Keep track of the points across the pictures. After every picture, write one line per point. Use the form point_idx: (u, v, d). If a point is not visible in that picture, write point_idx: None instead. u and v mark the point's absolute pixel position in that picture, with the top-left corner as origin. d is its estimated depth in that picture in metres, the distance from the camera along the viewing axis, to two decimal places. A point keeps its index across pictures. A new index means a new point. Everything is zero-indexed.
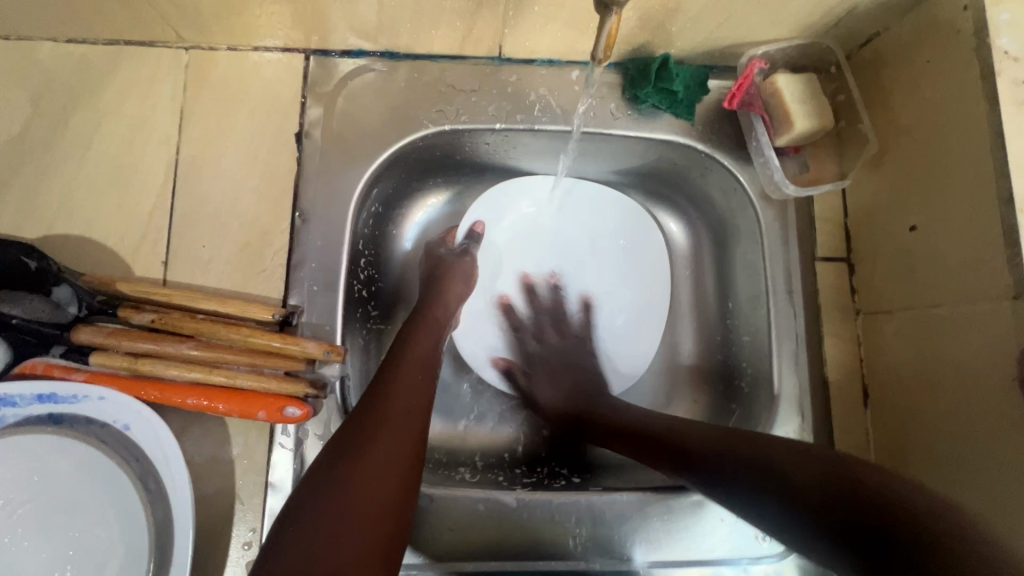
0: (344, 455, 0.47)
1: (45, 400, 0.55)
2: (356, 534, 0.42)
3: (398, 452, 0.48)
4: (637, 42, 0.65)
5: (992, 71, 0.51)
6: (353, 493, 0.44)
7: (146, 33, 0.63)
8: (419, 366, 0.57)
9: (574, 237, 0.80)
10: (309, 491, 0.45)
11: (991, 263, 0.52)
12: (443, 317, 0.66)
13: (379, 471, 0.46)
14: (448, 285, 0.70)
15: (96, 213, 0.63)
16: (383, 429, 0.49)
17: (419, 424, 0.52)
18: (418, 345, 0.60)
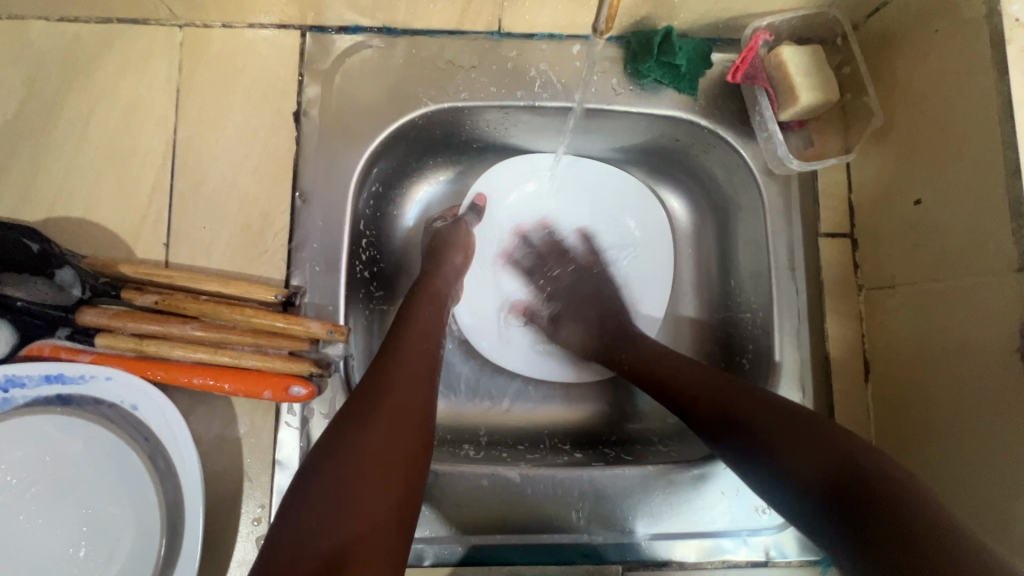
0: (350, 431, 0.47)
1: (53, 380, 0.56)
2: (363, 510, 0.43)
3: (404, 429, 0.48)
4: (639, 14, 0.63)
5: (1002, 39, 0.50)
6: (360, 465, 0.45)
7: (140, 9, 0.62)
8: (422, 342, 0.57)
9: (576, 214, 0.80)
10: (316, 466, 0.45)
11: (995, 236, 0.51)
12: (447, 296, 0.66)
13: (384, 446, 0.47)
14: (451, 263, 0.69)
15: (95, 195, 0.63)
16: (387, 404, 0.49)
17: (424, 395, 0.52)
18: (422, 321, 0.60)
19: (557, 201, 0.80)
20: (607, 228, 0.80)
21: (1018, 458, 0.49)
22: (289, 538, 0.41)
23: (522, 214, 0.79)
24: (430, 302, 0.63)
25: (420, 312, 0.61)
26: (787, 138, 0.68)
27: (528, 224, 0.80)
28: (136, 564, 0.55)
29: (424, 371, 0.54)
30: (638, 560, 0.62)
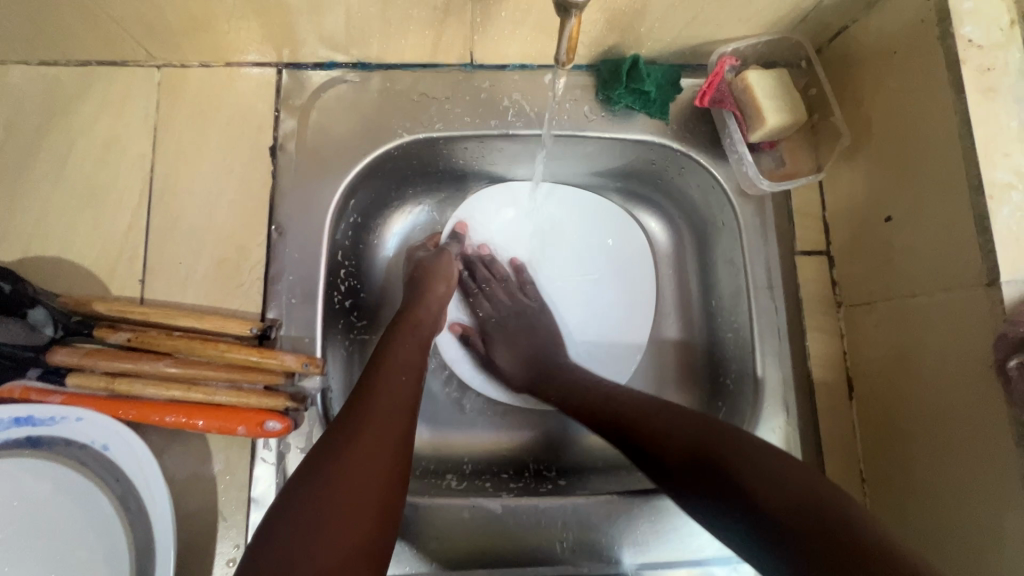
0: (322, 467, 0.46)
1: (22, 423, 0.54)
2: (327, 554, 0.41)
3: (378, 460, 0.47)
4: (607, 43, 0.65)
5: (957, 59, 0.51)
6: (330, 502, 0.44)
7: (118, 52, 0.64)
8: (403, 367, 0.57)
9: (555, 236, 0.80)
10: (286, 504, 0.44)
11: (966, 250, 0.51)
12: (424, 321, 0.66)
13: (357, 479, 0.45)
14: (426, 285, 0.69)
15: (71, 233, 0.63)
16: (364, 435, 0.48)
17: (403, 424, 0.52)
18: (399, 347, 0.59)
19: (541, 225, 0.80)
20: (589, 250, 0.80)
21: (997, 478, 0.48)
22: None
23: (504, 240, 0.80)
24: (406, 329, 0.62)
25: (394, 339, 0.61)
26: (759, 159, 0.69)
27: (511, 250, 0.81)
28: None
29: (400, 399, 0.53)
30: None
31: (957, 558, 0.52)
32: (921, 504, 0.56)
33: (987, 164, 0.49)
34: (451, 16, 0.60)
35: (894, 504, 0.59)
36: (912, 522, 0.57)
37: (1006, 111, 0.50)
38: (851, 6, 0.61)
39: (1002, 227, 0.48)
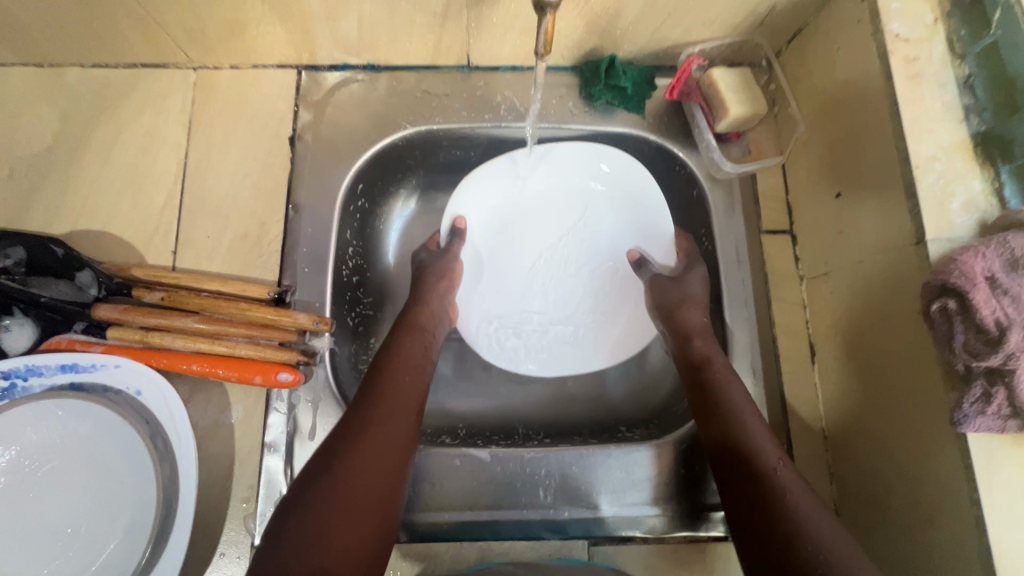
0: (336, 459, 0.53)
1: (68, 369, 0.62)
2: (344, 534, 0.49)
3: (385, 460, 0.54)
4: (587, 46, 0.74)
5: (886, 51, 0.59)
6: (343, 493, 0.51)
7: (162, 56, 0.74)
8: (409, 367, 0.63)
9: (552, 198, 0.80)
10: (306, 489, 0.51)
11: (899, 214, 0.57)
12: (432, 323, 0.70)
13: (364, 476, 0.52)
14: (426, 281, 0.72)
15: (113, 210, 0.72)
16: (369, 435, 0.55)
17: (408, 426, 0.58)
18: (405, 355, 0.64)
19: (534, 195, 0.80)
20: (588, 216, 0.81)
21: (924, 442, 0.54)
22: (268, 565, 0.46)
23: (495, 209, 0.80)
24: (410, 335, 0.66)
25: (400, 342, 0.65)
26: (727, 148, 0.76)
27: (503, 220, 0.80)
28: (131, 538, 0.60)
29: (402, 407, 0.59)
30: (602, 533, 0.65)
31: (904, 504, 0.57)
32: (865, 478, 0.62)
33: (914, 140, 0.57)
34: (449, 21, 0.69)
35: (848, 457, 0.65)
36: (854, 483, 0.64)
37: (930, 95, 0.58)
38: (801, 11, 0.69)
39: (926, 193, 0.55)
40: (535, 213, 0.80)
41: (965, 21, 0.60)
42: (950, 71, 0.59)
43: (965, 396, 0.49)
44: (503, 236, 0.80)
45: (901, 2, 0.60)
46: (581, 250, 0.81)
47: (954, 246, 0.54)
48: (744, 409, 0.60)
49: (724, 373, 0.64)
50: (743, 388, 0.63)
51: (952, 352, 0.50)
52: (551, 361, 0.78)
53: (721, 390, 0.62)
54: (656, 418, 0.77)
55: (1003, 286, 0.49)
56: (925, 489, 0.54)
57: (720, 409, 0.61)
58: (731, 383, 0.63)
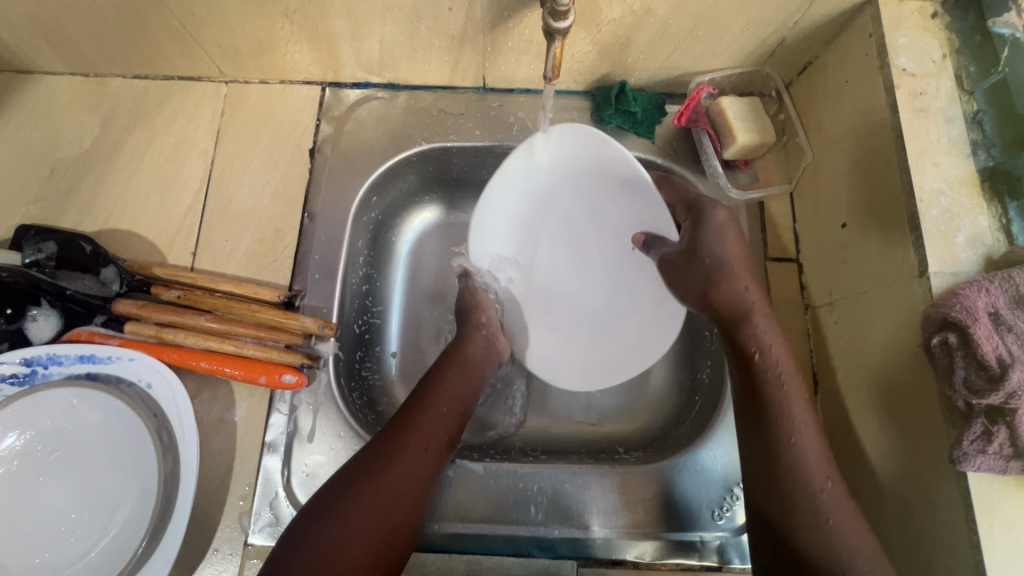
0: (393, 447, 0.56)
1: (85, 359, 0.65)
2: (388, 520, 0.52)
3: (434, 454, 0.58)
4: (600, 72, 0.76)
5: (892, 84, 0.60)
6: (393, 483, 0.54)
7: (197, 70, 0.78)
8: (469, 372, 0.66)
9: (556, 182, 0.73)
10: (361, 471, 0.54)
11: (903, 247, 0.57)
12: (476, 374, 0.67)
13: (416, 468, 0.56)
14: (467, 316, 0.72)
15: (140, 212, 0.76)
16: (426, 428, 0.58)
17: (456, 424, 0.62)
18: (438, 410, 0.60)
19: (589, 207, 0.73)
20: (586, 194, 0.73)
21: (925, 485, 0.53)
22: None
23: (546, 202, 0.75)
24: (444, 394, 0.62)
25: (436, 399, 0.61)
26: (734, 175, 0.77)
27: (551, 216, 0.75)
28: (129, 529, 0.61)
29: (420, 479, 0.55)
30: (590, 555, 0.65)
31: (901, 545, 0.56)
32: None
33: (919, 173, 0.57)
34: (466, 45, 0.72)
35: None
36: None
37: (936, 129, 0.58)
38: (812, 44, 0.70)
39: (930, 226, 0.55)
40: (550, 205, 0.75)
41: (973, 58, 0.60)
42: (957, 107, 0.59)
43: (965, 434, 0.48)
44: (550, 229, 0.76)
45: (909, 38, 0.61)
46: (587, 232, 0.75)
47: (957, 280, 0.53)
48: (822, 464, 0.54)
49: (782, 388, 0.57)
50: (808, 415, 0.57)
51: (952, 388, 0.50)
52: (563, 367, 0.76)
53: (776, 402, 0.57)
54: (655, 442, 0.76)
55: (1006, 322, 0.48)
56: (924, 533, 0.53)
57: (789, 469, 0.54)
58: (802, 426, 0.56)
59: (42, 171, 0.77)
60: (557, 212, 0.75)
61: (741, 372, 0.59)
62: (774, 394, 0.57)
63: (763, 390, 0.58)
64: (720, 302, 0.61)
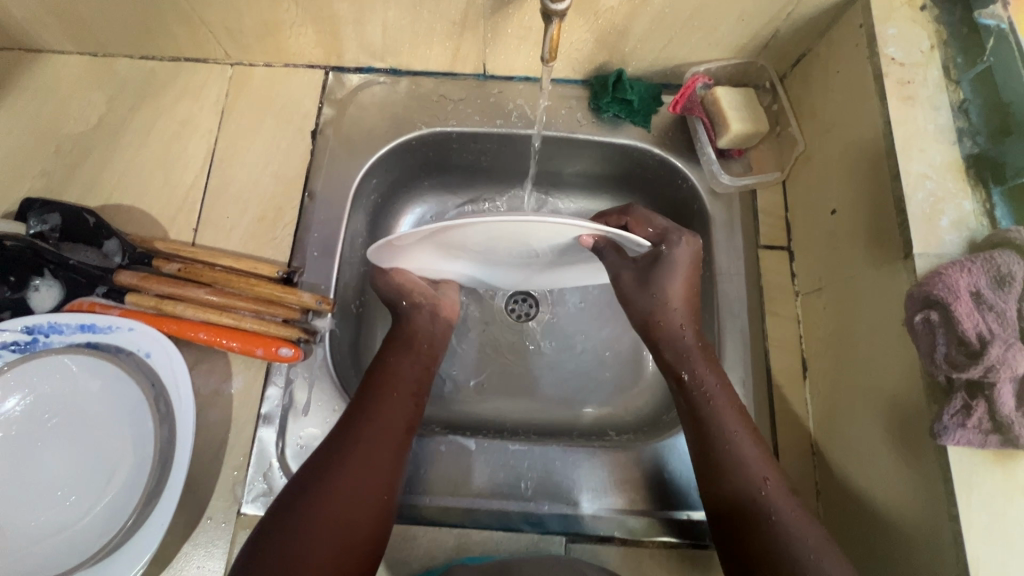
0: (345, 433, 0.61)
1: (86, 329, 0.66)
2: (343, 502, 0.56)
3: (388, 437, 0.61)
4: (598, 61, 0.78)
5: (881, 73, 0.62)
6: (344, 466, 0.58)
7: (203, 51, 0.80)
8: (426, 356, 0.71)
9: (468, 234, 0.57)
10: (320, 455, 0.59)
11: (890, 230, 0.59)
12: (425, 353, 0.71)
13: (368, 451, 0.60)
14: (399, 286, 0.72)
15: (143, 188, 0.77)
16: (377, 412, 0.62)
17: (411, 407, 0.65)
18: (389, 395, 0.64)
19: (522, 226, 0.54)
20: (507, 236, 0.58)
21: (908, 462, 0.54)
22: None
23: (458, 237, 0.58)
24: (394, 375, 0.66)
25: (388, 382, 0.65)
26: (728, 164, 0.79)
27: (472, 240, 0.59)
28: (124, 494, 0.62)
29: (377, 458, 0.60)
30: (579, 531, 0.66)
31: (886, 523, 0.57)
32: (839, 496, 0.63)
33: (905, 158, 0.58)
34: (467, 30, 0.73)
35: (834, 477, 0.64)
36: (831, 501, 0.64)
37: (923, 116, 0.60)
38: (805, 36, 0.72)
39: (916, 209, 0.56)
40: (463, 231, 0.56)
41: (962, 49, 0.62)
42: (944, 96, 0.61)
43: (945, 408, 0.50)
44: (480, 247, 0.62)
45: (898, 28, 0.62)
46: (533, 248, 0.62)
47: (942, 262, 0.55)
48: (758, 464, 0.59)
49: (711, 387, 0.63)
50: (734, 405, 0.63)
51: (933, 364, 0.51)
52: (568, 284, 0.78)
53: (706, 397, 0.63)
54: (647, 425, 0.78)
55: (987, 301, 0.50)
56: (908, 505, 0.54)
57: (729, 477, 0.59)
58: (728, 416, 0.62)
59: (49, 146, 0.78)
60: (479, 241, 0.60)
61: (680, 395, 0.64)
62: (707, 412, 0.62)
63: (697, 409, 0.62)
64: (659, 333, 0.66)
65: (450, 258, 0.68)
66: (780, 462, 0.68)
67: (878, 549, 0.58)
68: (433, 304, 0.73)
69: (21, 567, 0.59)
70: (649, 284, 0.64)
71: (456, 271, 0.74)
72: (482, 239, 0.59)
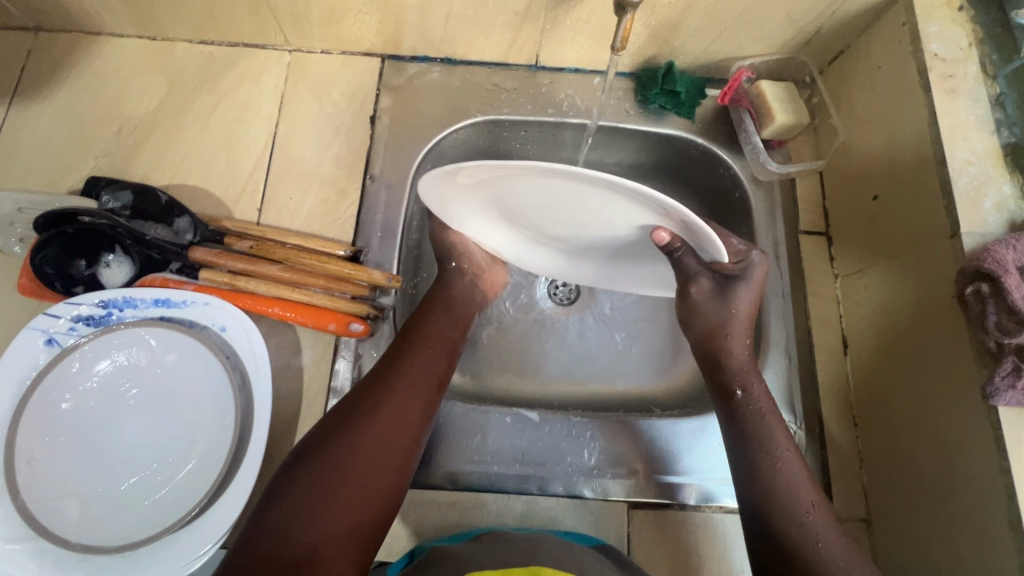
0: (376, 386, 0.60)
1: (160, 303, 0.68)
2: (377, 451, 0.56)
3: (422, 392, 0.61)
4: (647, 54, 0.81)
5: (925, 67, 0.66)
6: (379, 418, 0.58)
7: (264, 37, 0.82)
8: (459, 317, 0.70)
9: (527, 191, 0.55)
10: (354, 405, 0.59)
11: (935, 211, 0.63)
12: (464, 315, 0.71)
13: (403, 404, 0.60)
14: (452, 245, 0.72)
15: (206, 169, 0.79)
16: (410, 368, 0.62)
17: (445, 364, 0.65)
18: (423, 353, 0.64)
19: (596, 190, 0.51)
20: (570, 203, 0.55)
21: (958, 426, 0.59)
22: (263, 535, 0.51)
23: (508, 188, 0.56)
24: (430, 335, 0.66)
25: (424, 338, 0.65)
26: (770, 154, 0.83)
27: (522, 196, 0.57)
28: (204, 463, 0.64)
29: (406, 413, 0.60)
30: (640, 499, 0.70)
31: (931, 484, 0.62)
32: (881, 461, 0.68)
33: (950, 146, 0.63)
34: (527, 22, 0.77)
35: (879, 443, 0.69)
36: (873, 467, 0.69)
37: (965, 107, 0.65)
38: (846, 33, 0.77)
39: (960, 191, 0.61)
40: (525, 187, 0.54)
41: (997, 47, 0.68)
42: (983, 89, 0.66)
43: (996, 371, 0.54)
44: (524, 207, 0.60)
45: (939, 27, 0.67)
46: (590, 224, 0.60)
47: (985, 240, 0.60)
48: (805, 491, 0.60)
49: (763, 414, 0.65)
50: (784, 432, 0.64)
51: (985, 331, 0.55)
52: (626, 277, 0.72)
53: (760, 420, 0.64)
54: (691, 403, 0.81)
55: None
56: (953, 465, 0.59)
57: (767, 465, 0.61)
58: (779, 440, 0.63)
59: (111, 128, 0.80)
60: (534, 198, 0.57)
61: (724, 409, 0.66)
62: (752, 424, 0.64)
63: (741, 422, 0.65)
64: (714, 351, 0.68)
65: (486, 214, 0.65)
66: (825, 431, 0.72)
67: (921, 507, 0.63)
68: (477, 272, 0.74)
69: (108, 533, 0.60)
70: (727, 300, 0.65)
71: (484, 236, 0.71)
72: (534, 197, 0.56)
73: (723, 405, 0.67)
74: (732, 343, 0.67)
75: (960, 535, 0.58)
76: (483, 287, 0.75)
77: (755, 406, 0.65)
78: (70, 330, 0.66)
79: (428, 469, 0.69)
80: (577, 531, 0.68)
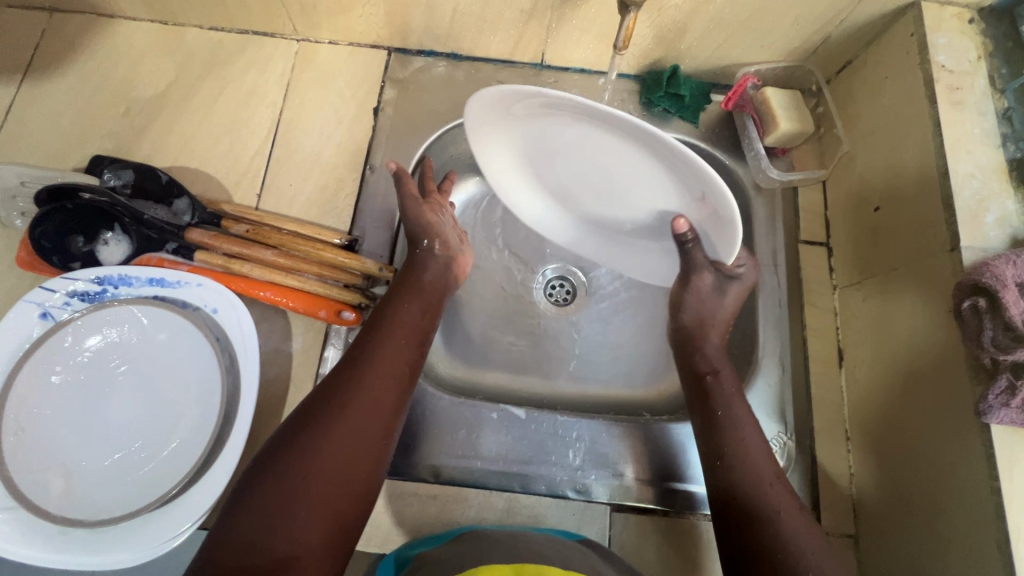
0: (352, 375, 0.60)
1: (154, 282, 0.68)
2: (349, 443, 0.56)
3: (390, 384, 0.61)
4: (653, 56, 0.81)
5: (932, 78, 0.66)
6: (352, 409, 0.58)
7: (273, 25, 0.83)
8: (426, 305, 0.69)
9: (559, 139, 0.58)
10: (331, 395, 0.59)
11: (936, 225, 0.62)
12: (434, 303, 0.70)
13: (375, 395, 0.59)
14: (426, 223, 0.72)
15: (209, 153, 0.80)
16: (383, 359, 0.62)
17: (414, 355, 0.64)
18: (393, 343, 0.63)
19: (621, 139, 0.53)
20: (599, 158, 0.58)
21: (951, 444, 0.58)
22: (241, 525, 0.51)
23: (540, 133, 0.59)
24: (402, 326, 0.65)
25: (394, 327, 0.64)
26: (773, 161, 0.82)
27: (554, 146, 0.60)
28: (187, 442, 0.64)
29: (377, 404, 0.59)
30: (624, 502, 0.69)
31: (919, 500, 0.61)
32: (870, 474, 0.67)
33: (953, 158, 0.63)
34: (533, 20, 0.77)
35: (869, 457, 0.68)
36: (863, 481, 0.68)
37: (970, 120, 0.64)
38: (855, 43, 0.76)
39: (962, 205, 0.61)
40: (558, 133, 0.57)
41: (1007, 61, 0.67)
42: (989, 102, 0.65)
43: (990, 389, 0.53)
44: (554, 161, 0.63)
45: (948, 39, 0.67)
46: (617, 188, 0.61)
47: (985, 254, 0.59)
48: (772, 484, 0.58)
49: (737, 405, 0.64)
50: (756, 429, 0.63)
51: (979, 347, 0.55)
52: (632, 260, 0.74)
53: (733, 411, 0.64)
54: (681, 410, 0.80)
55: None
56: (942, 481, 0.58)
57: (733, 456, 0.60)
58: (750, 432, 0.62)
59: (118, 108, 0.81)
60: (564, 148, 0.59)
61: (695, 386, 0.68)
62: (729, 401, 0.64)
63: (714, 405, 0.65)
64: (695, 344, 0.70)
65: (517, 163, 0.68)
66: (816, 443, 0.71)
67: (910, 523, 0.61)
68: (449, 254, 0.73)
69: (89, 507, 0.61)
70: (721, 295, 0.67)
71: (512, 194, 0.74)
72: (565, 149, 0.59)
73: (696, 385, 0.68)
74: (713, 334, 0.69)
75: (945, 552, 0.57)
76: (456, 269, 0.74)
77: (729, 398, 0.65)
78: (64, 304, 0.67)
79: (412, 460, 0.69)
80: (560, 530, 0.68)
